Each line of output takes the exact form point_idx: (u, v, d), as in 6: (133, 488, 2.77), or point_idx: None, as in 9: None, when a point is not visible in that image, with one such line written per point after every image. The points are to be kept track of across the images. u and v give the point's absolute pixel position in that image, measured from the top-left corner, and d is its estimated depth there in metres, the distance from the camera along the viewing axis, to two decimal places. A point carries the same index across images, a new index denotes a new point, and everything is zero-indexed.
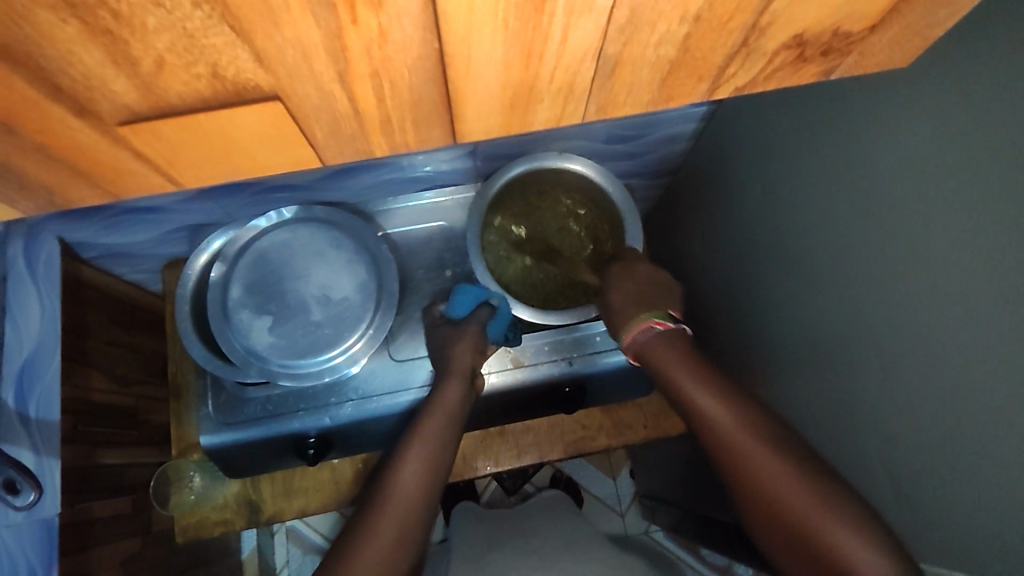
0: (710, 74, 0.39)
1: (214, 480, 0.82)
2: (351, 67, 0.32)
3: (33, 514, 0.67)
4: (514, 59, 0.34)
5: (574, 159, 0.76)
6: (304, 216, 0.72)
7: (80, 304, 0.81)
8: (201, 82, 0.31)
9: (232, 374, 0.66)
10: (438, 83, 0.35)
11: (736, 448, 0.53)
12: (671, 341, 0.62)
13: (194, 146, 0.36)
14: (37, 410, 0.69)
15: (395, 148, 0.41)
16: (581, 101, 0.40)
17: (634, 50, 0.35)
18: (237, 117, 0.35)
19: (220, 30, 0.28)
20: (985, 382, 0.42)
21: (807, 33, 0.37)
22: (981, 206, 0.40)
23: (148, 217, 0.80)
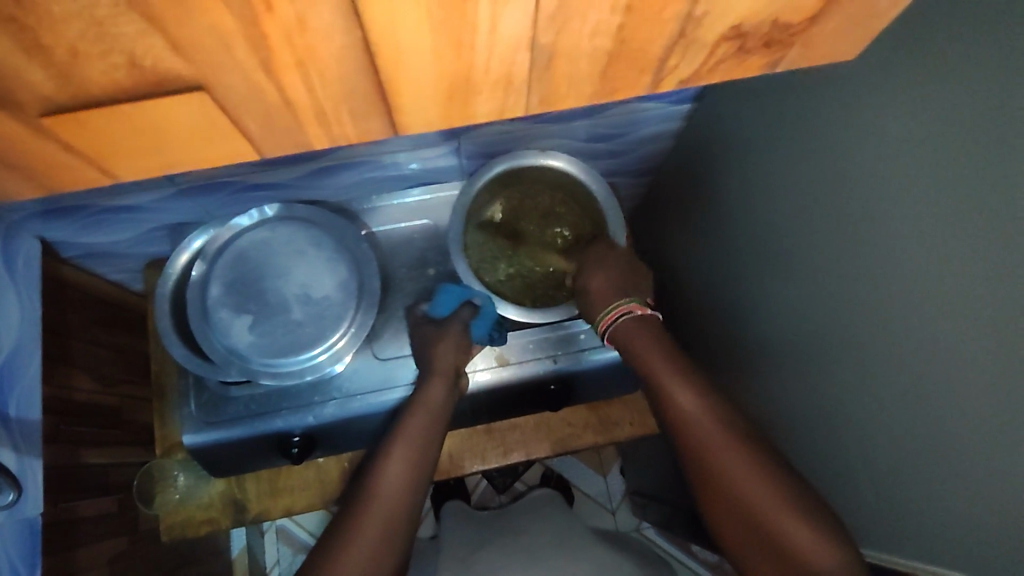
0: (652, 67, 0.39)
1: (199, 479, 0.82)
2: (274, 56, 0.32)
3: (15, 514, 0.66)
4: (444, 50, 0.34)
5: (554, 155, 0.74)
6: (284, 214, 0.71)
7: (62, 305, 0.81)
8: (120, 72, 0.31)
9: (212, 373, 0.66)
10: (370, 73, 0.35)
11: (705, 439, 0.56)
12: (648, 329, 0.64)
13: (123, 137, 0.36)
14: (19, 409, 0.69)
15: (335, 140, 0.41)
16: (522, 93, 0.40)
17: (567, 40, 0.35)
18: (163, 109, 0.34)
19: (131, 18, 0.28)
20: (957, 372, 0.42)
21: (743, 24, 0.37)
22: (948, 199, 0.41)
23: (129, 216, 0.79)
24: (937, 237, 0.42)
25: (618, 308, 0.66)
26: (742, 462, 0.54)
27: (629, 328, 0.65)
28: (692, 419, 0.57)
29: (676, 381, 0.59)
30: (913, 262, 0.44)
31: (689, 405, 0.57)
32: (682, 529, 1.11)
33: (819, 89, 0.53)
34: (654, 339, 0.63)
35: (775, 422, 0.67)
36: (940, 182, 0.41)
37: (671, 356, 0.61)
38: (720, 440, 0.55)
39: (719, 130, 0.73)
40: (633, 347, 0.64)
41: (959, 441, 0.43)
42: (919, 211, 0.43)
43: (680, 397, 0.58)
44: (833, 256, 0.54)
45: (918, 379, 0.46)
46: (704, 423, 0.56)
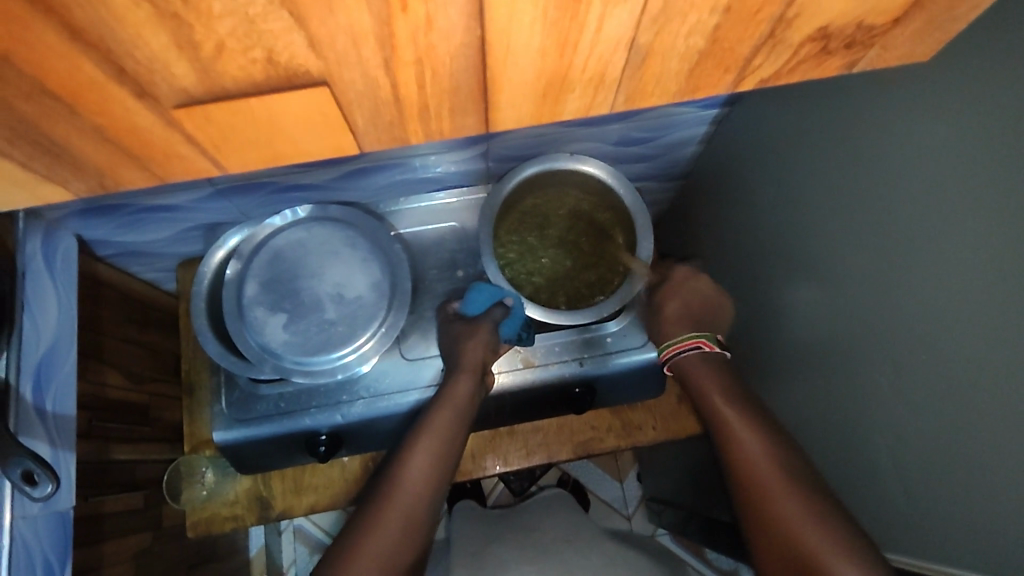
0: (736, 66, 0.40)
1: (225, 476, 0.83)
2: (396, 54, 0.32)
3: (50, 506, 0.67)
4: (550, 48, 0.34)
5: (587, 161, 0.74)
6: (318, 214, 0.73)
7: (95, 301, 0.83)
8: (256, 66, 0.32)
9: (246, 370, 0.67)
10: (476, 70, 0.36)
11: (771, 492, 0.55)
12: (713, 366, 0.67)
13: (240, 129, 0.37)
14: (54, 404, 0.70)
15: (430, 136, 0.42)
16: (611, 92, 0.40)
17: (664, 40, 0.36)
18: (280, 103, 0.35)
19: (279, 16, 0.29)
20: (989, 371, 0.42)
21: (835, 27, 0.37)
22: (984, 201, 0.41)
23: (163, 216, 0.81)
24: (975, 239, 0.42)
25: (683, 342, 0.70)
26: (795, 499, 0.54)
27: (691, 361, 0.68)
28: (747, 453, 0.58)
29: (735, 417, 0.61)
30: (948, 263, 0.44)
31: (747, 441, 0.59)
32: (698, 538, 1.10)
33: (854, 93, 0.53)
34: (718, 377, 0.66)
35: (802, 427, 0.67)
36: (979, 187, 0.41)
37: (734, 395, 0.63)
38: (771, 476, 0.56)
39: (750, 136, 0.73)
40: (694, 380, 0.67)
41: (989, 440, 0.43)
42: (957, 212, 0.43)
43: (735, 431, 0.60)
44: (864, 260, 0.54)
45: (951, 383, 0.46)
46: (761, 458, 0.57)
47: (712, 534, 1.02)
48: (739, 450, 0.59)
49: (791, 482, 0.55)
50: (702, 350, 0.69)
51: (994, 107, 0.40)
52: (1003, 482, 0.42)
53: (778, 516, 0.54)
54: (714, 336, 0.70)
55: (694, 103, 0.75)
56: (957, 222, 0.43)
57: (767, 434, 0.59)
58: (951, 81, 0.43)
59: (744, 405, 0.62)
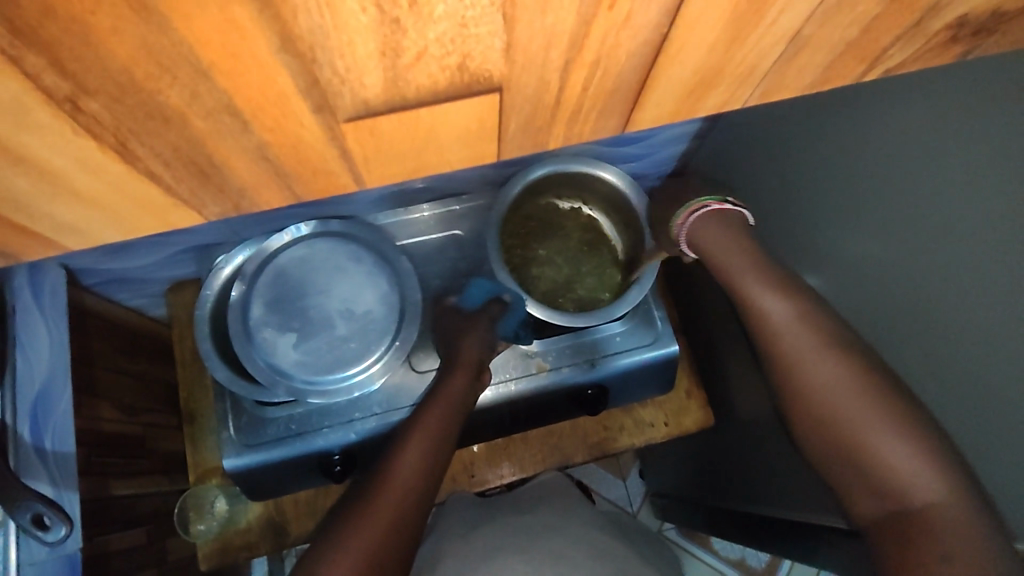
0: (871, 57, 0.41)
1: (236, 505, 0.80)
2: (579, 56, 0.34)
3: (57, 550, 0.64)
4: (720, 43, 0.36)
5: (602, 167, 0.73)
6: (320, 230, 0.71)
7: (86, 334, 0.79)
8: (445, 73, 0.32)
9: (257, 393, 0.65)
10: (642, 70, 0.37)
11: (800, 354, 0.55)
12: (726, 230, 0.62)
13: (399, 133, 0.37)
14: (54, 442, 0.67)
15: (569, 139, 0.43)
16: (753, 86, 0.42)
17: (824, 32, 0.37)
18: (450, 112, 0.36)
19: (492, 18, 0.29)
20: (1002, 352, 0.43)
21: (973, 14, 0.38)
22: (997, 187, 0.42)
23: (153, 240, 0.78)
24: (983, 220, 0.43)
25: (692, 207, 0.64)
26: (833, 369, 0.53)
27: (702, 227, 0.63)
28: (777, 324, 0.57)
29: (755, 290, 0.59)
30: (960, 254, 0.46)
31: (774, 306, 0.58)
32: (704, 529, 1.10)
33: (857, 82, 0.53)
34: (737, 245, 0.61)
35: None
36: (988, 169, 0.43)
37: (750, 254, 0.61)
38: (803, 345, 0.55)
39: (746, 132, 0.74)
40: (707, 250, 0.63)
41: (1005, 423, 0.44)
42: (968, 196, 0.44)
43: (756, 298, 0.59)
44: (870, 251, 0.55)
45: (966, 368, 0.46)
46: (789, 325, 0.57)
47: (718, 524, 1.03)
48: (767, 320, 0.58)
49: (822, 345, 0.54)
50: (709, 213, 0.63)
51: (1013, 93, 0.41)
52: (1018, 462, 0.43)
53: (811, 376, 0.54)
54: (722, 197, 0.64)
55: None
56: (969, 210, 0.45)
57: (800, 299, 0.57)
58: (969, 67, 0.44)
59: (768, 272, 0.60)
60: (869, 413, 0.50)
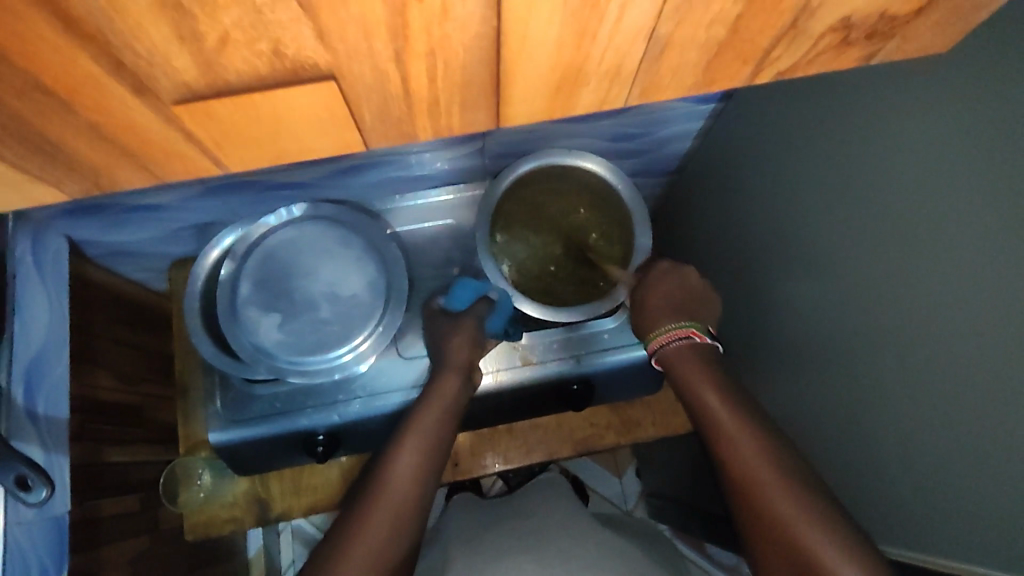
0: (755, 57, 0.41)
1: (222, 478, 0.82)
2: (408, 45, 0.34)
3: (44, 512, 0.66)
4: (568, 39, 0.36)
5: (586, 158, 0.75)
6: (312, 213, 0.72)
7: (87, 304, 0.81)
8: (262, 59, 0.33)
9: (240, 370, 0.66)
10: (490, 64, 0.37)
11: (761, 484, 0.54)
12: (698, 357, 0.65)
13: (246, 125, 0.39)
14: (46, 407, 0.68)
15: (439, 132, 0.44)
16: (625, 84, 0.42)
17: (684, 30, 0.37)
18: (290, 99, 0.37)
19: (288, 6, 0.30)
20: (997, 356, 0.42)
21: (854, 17, 0.39)
22: (996, 188, 0.42)
23: (153, 215, 0.80)
24: (982, 220, 0.43)
25: (675, 331, 0.67)
26: (786, 492, 0.53)
27: (680, 354, 0.66)
28: (738, 453, 0.57)
29: (724, 414, 0.59)
30: (954, 257, 0.45)
31: (735, 434, 0.58)
32: (698, 532, 1.09)
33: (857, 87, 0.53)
34: (703, 369, 0.64)
35: (807, 421, 0.67)
36: (987, 170, 0.42)
37: (726, 393, 0.61)
38: (768, 476, 0.54)
39: (745, 128, 0.73)
40: (685, 377, 0.64)
41: (994, 424, 0.43)
42: (969, 196, 0.44)
43: (732, 431, 0.58)
44: (872, 256, 0.54)
45: (961, 372, 0.45)
46: (752, 457, 0.56)
47: (710, 527, 1.02)
48: (733, 449, 0.57)
49: (783, 482, 0.54)
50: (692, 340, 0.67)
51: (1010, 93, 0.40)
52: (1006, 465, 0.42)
53: (775, 517, 0.52)
54: (700, 325, 0.68)
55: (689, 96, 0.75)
56: (969, 211, 0.44)
57: (761, 435, 0.57)
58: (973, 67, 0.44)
59: (729, 395, 0.61)
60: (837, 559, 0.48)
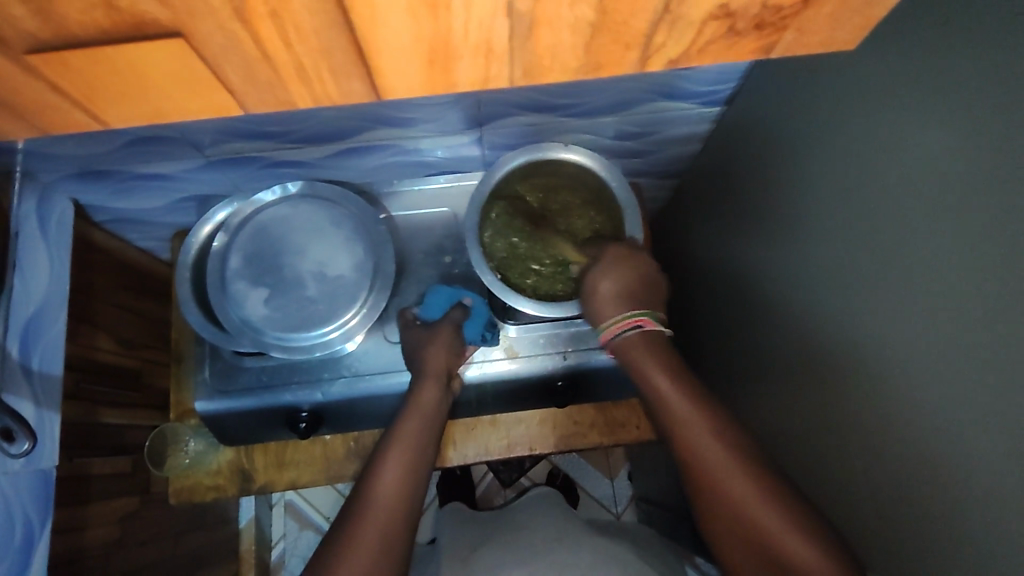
0: (637, 42, 0.38)
1: (208, 447, 0.83)
2: (249, 6, 0.32)
3: (32, 464, 0.68)
4: (419, 8, 0.33)
5: (582, 153, 0.75)
6: (307, 192, 0.73)
7: (91, 267, 0.83)
8: (98, 12, 0.31)
9: (225, 342, 0.67)
10: (342, 31, 0.34)
11: (713, 464, 0.55)
12: (654, 348, 0.62)
13: (107, 80, 0.36)
14: (41, 362, 0.71)
15: (317, 99, 0.41)
16: (505, 62, 0.39)
17: (546, 8, 0.34)
18: (147, 56, 0.34)
19: None
20: (977, 379, 0.41)
21: (735, 5, 0.36)
22: (980, 207, 0.40)
23: (158, 185, 0.81)
24: (965, 237, 0.41)
25: (623, 322, 0.63)
26: (741, 471, 0.54)
27: (632, 343, 0.62)
28: (690, 435, 0.57)
29: (677, 398, 0.58)
30: (937, 275, 0.44)
31: (687, 417, 0.58)
32: (685, 539, 1.08)
33: (849, 97, 0.52)
34: (659, 357, 0.61)
35: (789, 433, 0.66)
36: (971, 184, 0.41)
37: (676, 374, 0.60)
38: (720, 457, 0.55)
39: (747, 132, 0.72)
40: (637, 369, 0.62)
41: (969, 444, 0.42)
42: (952, 210, 0.42)
43: (683, 414, 0.58)
44: (859, 268, 0.52)
45: (937, 393, 0.44)
46: (703, 438, 0.56)
47: (696, 536, 1.00)
48: (684, 435, 0.57)
49: (733, 462, 0.55)
50: (642, 330, 0.63)
51: (995, 103, 0.39)
52: (981, 489, 0.41)
53: (728, 498, 0.54)
54: (656, 316, 0.64)
55: (693, 96, 0.74)
56: (953, 230, 0.42)
57: (712, 415, 0.57)
58: (951, 74, 0.42)
59: (683, 376, 0.60)
60: (786, 533, 0.51)
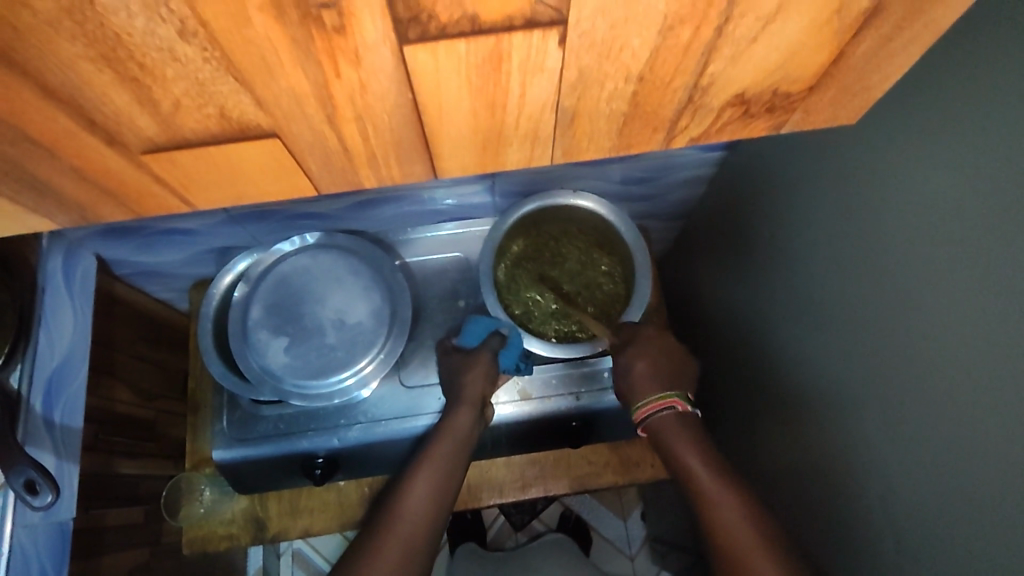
0: (664, 125, 0.41)
1: (222, 495, 0.84)
2: (338, 112, 0.35)
3: (49, 516, 0.68)
4: (480, 109, 0.37)
5: (585, 196, 0.76)
6: (325, 242, 0.75)
7: (110, 319, 0.85)
8: (212, 121, 0.35)
9: (245, 391, 0.68)
10: (415, 127, 0.38)
11: (747, 553, 0.55)
12: (687, 426, 0.64)
13: (206, 173, 0.39)
14: (63, 415, 0.72)
15: (384, 183, 0.43)
16: (547, 145, 0.42)
17: (587, 103, 0.37)
18: (242, 151, 0.38)
19: (227, 80, 0.32)
20: (986, 428, 0.42)
21: (749, 92, 0.39)
22: (972, 269, 0.42)
23: (178, 238, 0.84)
24: (966, 293, 0.43)
25: (658, 402, 0.66)
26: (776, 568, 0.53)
27: (668, 422, 0.65)
28: (726, 523, 0.57)
29: (712, 481, 0.60)
30: (938, 326, 0.45)
31: (722, 508, 0.58)
32: None
33: (844, 152, 0.54)
34: (693, 439, 0.63)
35: (800, 474, 0.66)
36: (960, 238, 0.43)
37: (710, 459, 0.61)
38: (753, 544, 0.55)
39: (748, 178, 0.75)
40: (672, 449, 0.64)
41: (983, 499, 0.43)
42: (948, 262, 0.44)
43: (720, 503, 0.58)
44: (861, 314, 0.54)
45: (949, 446, 0.45)
46: (739, 529, 0.56)
47: None
48: (720, 521, 0.57)
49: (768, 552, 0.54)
50: (677, 411, 0.66)
51: (984, 169, 0.40)
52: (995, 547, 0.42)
53: None
54: (687, 394, 0.67)
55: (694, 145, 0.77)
56: (952, 279, 0.44)
57: (743, 501, 0.58)
58: (942, 142, 0.44)
59: (717, 464, 0.61)
60: None
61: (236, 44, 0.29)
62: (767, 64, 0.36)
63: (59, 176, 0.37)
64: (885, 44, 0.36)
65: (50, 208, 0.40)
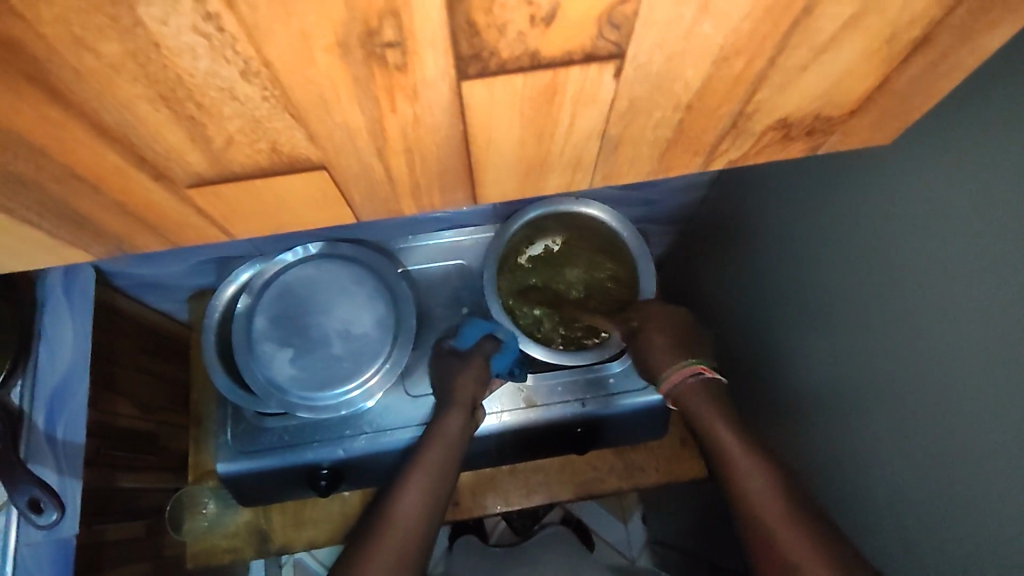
0: (705, 150, 0.41)
1: (225, 508, 0.83)
2: (388, 144, 0.35)
3: (51, 534, 0.67)
4: (528, 137, 0.37)
5: (590, 203, 0.76)
6: (328, 251, 0.75)
7: (112, 332, 0.84)
8: (261, 155, 0.35)
9: (254, 404, 0.68)
10: (462, 157, 0.38)
11: (775, 525, 0.55)
12: (710, 392, 0.66)
13: (248, 206, 0.39)
14: (65, 432, 0.70)
15: (422, 209, 0.43)
16: (588, 171, 0.42)
17: (634, 131, 0.38)
18: (283, 182, 0.38)
19: (282, 117, 0.32)
20: (1009, 444, 0.43)
21: (794, 117, 0.39)
22: (994, 286, 0.43)
23: (179, 249, 0.83)
24: (988, 309, 0.43)
25: (683, 367, 0.67)
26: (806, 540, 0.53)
27: (692, 388, 0.66)
28: (754, 496, 0.57)
29: (738, 448, 0.61)
30: (959, 341, 0.46)
31: (750, 478, 0.58)
32: None
33: (854, 164, 0.55)
34: (718, 406, 0.64)
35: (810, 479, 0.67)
36: (983, 254, 0.44)
37: (738, 427, 0.62)
38: (781, 517, 0.55)
39: (750, 184, 0.75)
40: (699, 417, 0.64)
41: (1002, 512, 0.44)
42: (970, 279, 0.45)
43: (748, 472, 0.59)
44: (873, 324, 0.55)
45: (968, 458, 0.46)
46: (767, 501, 0.56)
47: None
48: (747, 493, 0.58)
49: (797, 524, 0.54)
50: (703, 377, 0.67)
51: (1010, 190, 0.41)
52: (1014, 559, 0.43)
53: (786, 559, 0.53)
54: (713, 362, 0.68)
55: None
56: (976, 295, 0.44)
57: (774, 473, 0.59)
58: (968, 159, 0.44)
59: (745, 433, 0.62)
60: None
61: (298, 83, 0.30)
62: (814, 91, 0.36)
63: (94, 206, 0.37)
64: (930, 70, 0.36)
65: (79, 237, 0.40)
